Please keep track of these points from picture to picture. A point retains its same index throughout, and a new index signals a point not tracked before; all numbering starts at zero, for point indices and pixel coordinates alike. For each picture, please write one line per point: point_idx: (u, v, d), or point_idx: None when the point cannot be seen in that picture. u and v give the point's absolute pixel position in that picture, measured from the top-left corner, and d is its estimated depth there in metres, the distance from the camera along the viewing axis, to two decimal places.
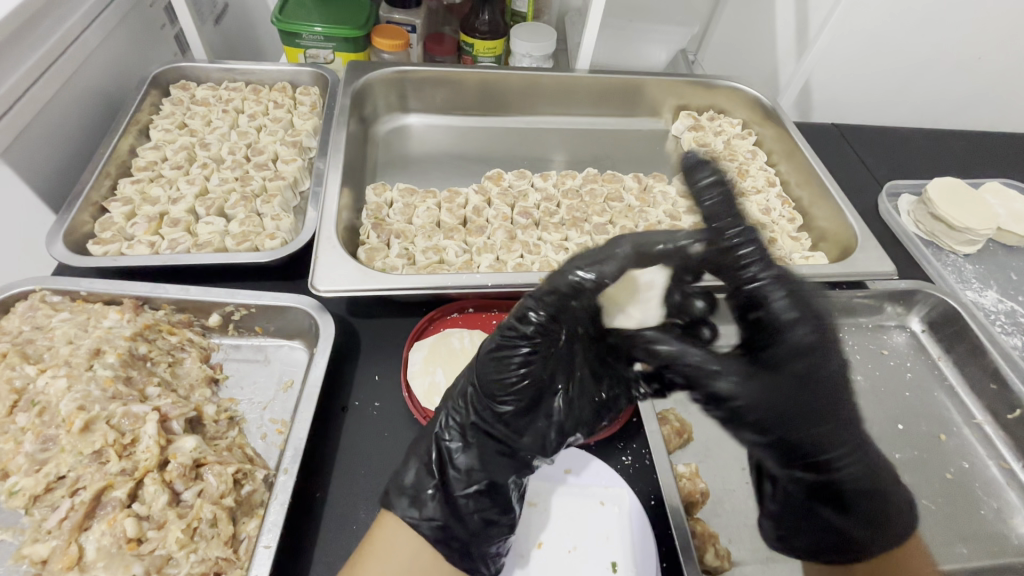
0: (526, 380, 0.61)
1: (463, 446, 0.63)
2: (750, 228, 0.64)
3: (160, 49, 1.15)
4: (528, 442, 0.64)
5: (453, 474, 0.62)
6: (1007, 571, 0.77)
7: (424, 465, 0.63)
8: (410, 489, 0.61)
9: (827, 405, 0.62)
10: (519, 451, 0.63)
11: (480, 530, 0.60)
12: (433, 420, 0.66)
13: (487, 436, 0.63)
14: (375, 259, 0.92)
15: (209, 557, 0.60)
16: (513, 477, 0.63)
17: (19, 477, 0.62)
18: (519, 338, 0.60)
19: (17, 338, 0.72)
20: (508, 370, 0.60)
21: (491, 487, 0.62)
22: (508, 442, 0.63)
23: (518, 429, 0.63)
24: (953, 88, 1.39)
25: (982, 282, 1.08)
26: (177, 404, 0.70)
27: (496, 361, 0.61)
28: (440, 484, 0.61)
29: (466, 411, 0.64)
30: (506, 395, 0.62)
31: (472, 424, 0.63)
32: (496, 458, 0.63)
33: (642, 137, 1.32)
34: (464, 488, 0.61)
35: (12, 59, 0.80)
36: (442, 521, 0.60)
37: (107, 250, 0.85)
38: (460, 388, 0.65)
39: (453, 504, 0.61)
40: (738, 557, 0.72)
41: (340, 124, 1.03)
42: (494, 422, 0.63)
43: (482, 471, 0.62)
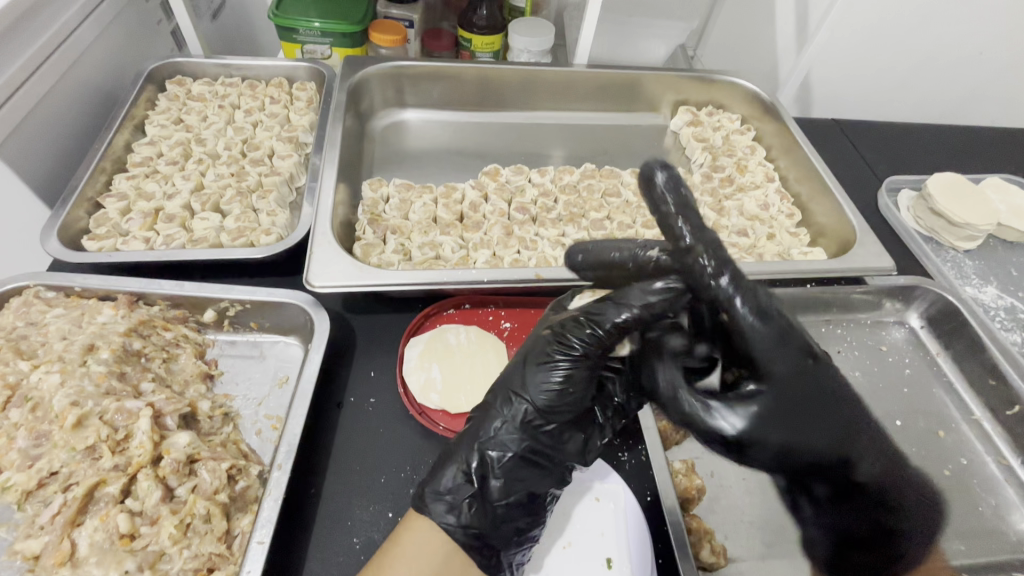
0: (572, 389, 0.62)
1: (507, 455, 0.60)
2: (706, 230, 0.62)
3: (156, 44, 1.14)
4: (568, 454, 0.63)
5: (495, 483, 0.60)
6: (1005, 567, 0.76)
7: (463, 471, 0.60)
8: (448, 495, 0.59)
9: (829, 408, 0.64)
10: (559, 462, 0.62)
11: (512, 539, 0.60)
12: (473, 427, 0.63)
13: (531, 445, 0.61)
14: (370, 255, 0.92)
15: (203, 553, 0.60)
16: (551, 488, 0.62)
17: (12, 472, 0.62)
18: (565, 350, 0.62)
19: (11, 334, 0.72)
20: (555, 379, 0.62)
21: (528, 498, 0.61)
22: (549, 454, 0.62)
23: (560, 440, 0.62)
24: (954, 83, 1.38)
25: (982, 278, 1.08)
26: (171, 400, 0.70)
27: (545, 368, 0.62)
28: (480, 493, 0.59)
29: (512, 420, 0.62)
30: (553, 405, 0.62)
31: (516, 432, 0.61)
32: (539, 468, 0.62)
33: (640, 132, 1.32)
34: (503, 498, 0.59)
35: (6, 54, 0.79)
36: (479, 529, 0.58)
37: (101, 245, 0.85)
38: (501, 394, 0.63)
39: (491, 513, 0.59)
40: (735, 554, 0.72)
41: (337, 120, 1.03)
42: (538, 433, 0.62)
43: (522, 482, 0.60)
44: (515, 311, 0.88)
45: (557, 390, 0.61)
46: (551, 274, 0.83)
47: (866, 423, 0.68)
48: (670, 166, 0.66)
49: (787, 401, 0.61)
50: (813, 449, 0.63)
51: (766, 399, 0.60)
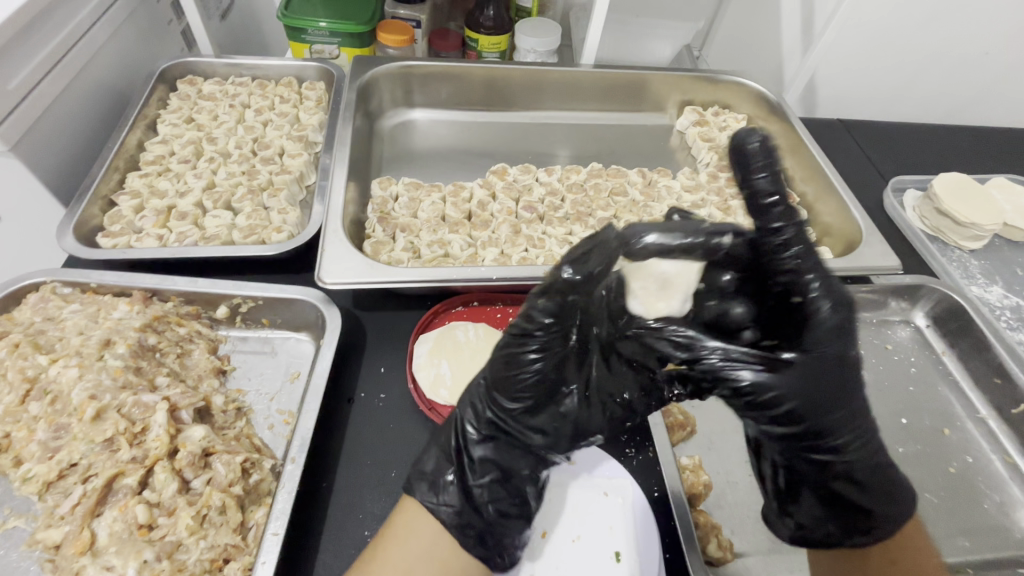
0: (540, 376, 0.60)
1: (477, 439, 0.63)
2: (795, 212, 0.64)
3: (166, 44, 1.15)
4: (544, 438, 0.64)
5: (469, 463, 0.62)
6: (1011, 564, 0.77)
7: (441, 453, 0.64)
8: (429, 475, 0.62)
9: (847, 393, 0.62)
10: (535, 445, 0.64)
11: (496, 520, 0.61)
12: (451, 413, 0.66)
13: (501, 428, 0.63)
14: (380, 253, 0.93)
15: (218, 544, 0.61)
16: (529, 466, 0.64)
17: (32, 464, 0.63)
18: (528, 335, 0.58)
19: (29, 329, 0.73)
20: (521, 366, 0.60)
21: (503, 478, 0.62)
22: (523, 437, 0.63)
23: (532, 426, 0.63)
24: (960, 84, 1.39)
25: (988, 278, 1.08)
26: (186, 394, 0.71)
27: (509, 354, 0.60)
28: (457, 474, 0.61)
29: (482, 404, 0.64)
30: (522, 392, 0.61)
31: (489, 417, 0.63)
32: (513, 447, 0.63)
33: (646, 132, 1.32)
34: (478, 479, 0.61)
35: (24, 54, 0.81)
36: (459, 508, 0.60)
37: (116, 243, 0.86)
38: (472, 381, 0.65)
39: (469, 494, 0.61)
40: (741, 549, 0.73)
41: (346, 119, 1.04)
42: (510, 417, 0.62)
43: (495, 463, 0.62)
44: None
45: (524, 376, 0.60)
46: None
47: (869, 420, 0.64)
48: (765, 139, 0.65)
49: (818, 374, 0.60)
50: (815, 420, 0.61)
51: (791, 368, 0.60)
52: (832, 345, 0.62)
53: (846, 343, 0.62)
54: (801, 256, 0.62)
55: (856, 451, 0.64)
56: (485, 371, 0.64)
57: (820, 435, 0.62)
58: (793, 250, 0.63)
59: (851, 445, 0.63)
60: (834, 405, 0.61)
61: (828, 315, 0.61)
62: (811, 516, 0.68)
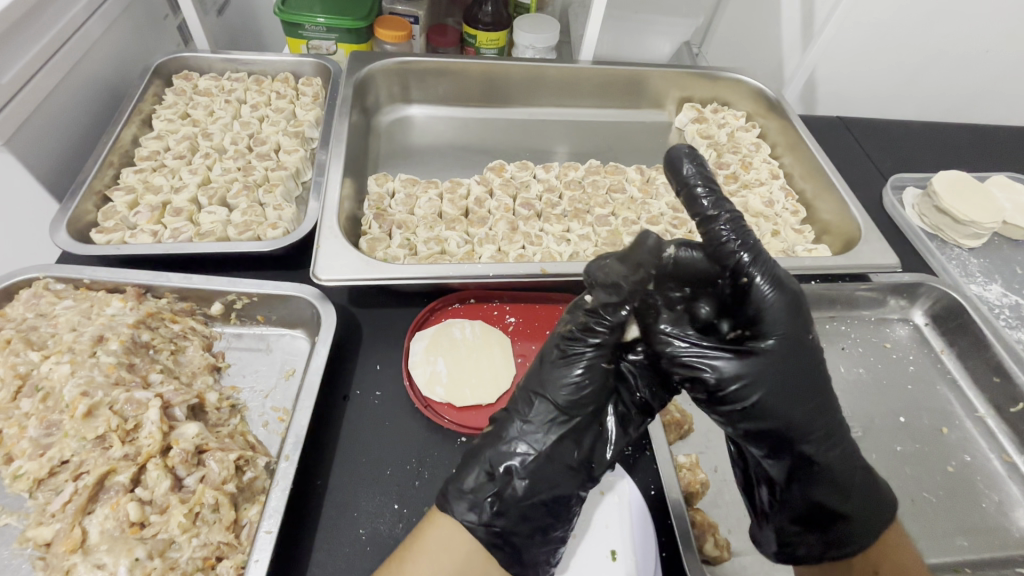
0: (594, 386, 0.59)
1: (530, 456, 0.59)
2: (723, 199, 0.63)
3: (162, 39, 1.15)
4: (596, 455, 0.61)
5: (518, 482, 0.58)
6: (1009, 564, 0.76)
7: (485, 471, 0.60)
8: (470, 494, 0.58)
9: (812, 386, 0.59)
10: (590, 464, 0.60)
11: (534, 537, 0.59)
12: (497, 430, 0.62)
13: (554, 446, 0.59)
14: (376, 249, 0.93)
15: (211, 542, 0.60)
16: (578, 490, 0.60)
17: (24, 461, 0.63)
18: (583, 343, 0.59)
19: (21, 325, 0.73)
20: (573, 373, 0.59)
21: (554, 499, 0.59)
22: (576, 455, 0.60)
23: (584, 442, 0.60)
24: (960, 82, 1.38)
25: (987, 276, 1.08)
26: (179, 391, 0.70)
27: (561, 363, 0.60)
28: (501, 492, 0.58)
29: (535, 419, 0.60)
30: (575, 403, 0.59)
31: (538, 432, 0.60)
32: (564, 469, 0.59)
33: (645, 129, 1.32)
34: (528, 497, 0.58)
35: (17, 48, 0.80)
36: (499, 526, 0.58)
37: (110, 239, 0.85)
38: (523, 393, 0.62)
39: (512, 510, 0.58)
40: (738, 548, 0.72)
41: (343, 115, 1.03)
42: (562, 435, 0.60)
43: (547, 482, 0.59)
44: (520, 306, 0.89)
45: (576, 385, 0.59)
46: (556, 269, 0.84)
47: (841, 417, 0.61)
48: (696, 156, 0.65)
49: (781, 361, 0.58)
50: (785, 414, 0.58)
51: (761, 359, 0.57)
52: (783, 331, 0.59)
53: (800, 330, 0.59)
54: (740, 240, 0.61)
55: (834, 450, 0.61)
56: (538, 383, 0.61)
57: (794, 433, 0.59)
58: (727, 235, 0.61)
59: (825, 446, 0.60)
60: (806, 395, 0.59)
61: (776, 304, 0.59)
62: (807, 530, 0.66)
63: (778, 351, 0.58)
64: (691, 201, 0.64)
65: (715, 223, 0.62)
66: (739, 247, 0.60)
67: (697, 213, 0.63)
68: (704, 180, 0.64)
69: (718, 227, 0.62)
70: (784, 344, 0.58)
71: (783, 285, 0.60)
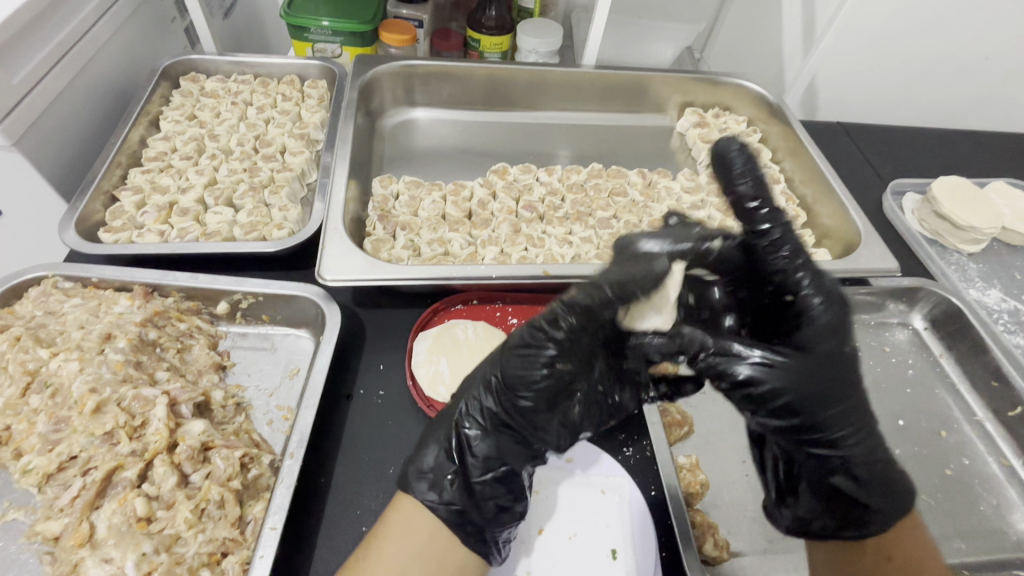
0: (550, 373, 0.59)
1: (481, 435, 0.61)
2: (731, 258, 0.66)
3: (170, 42, 1.16)
4: (545, 435, 0.62)
5: (472, 461, 0.61)
6: (1007, 567, 0.77)
7: (444, 450, 0.62)
8: (430, 473, 0.60)
9: (845, 387, 0.63)
10: (537, 442, 0.62)
11: (494, 516, 0.60)
12: (453, 408, 0.64)
13: (505, 427, 0.62)
14: (380, 250, 0.94)
15: (217, 537, 0.61)
16: (527, 466, 0.63)
17: (32, 456, 0.64)
18: (546, 333, 0.59)
19: (30, 323, 0.74)
20: (530, 363, 0.59)
21: (506, 476, 0.61)
22: (526, 435, 0.62)
23: (537, 422, 0.61)
24: (961, 87, 1.39)
25: (986, 281, 1.09)
26: (186, 389, 0.71)
27: (521, 353, 0.59)
28: (459, 471, 0.60)
29: (487, 401, 0.62)
30: (528, 388, 0.59)
31: (492, 414, 0.61)
32: (515, 448, 0.62)
33: (647, 133, 1.33)
34: (481, 475, 0.60)
35: (27, 50, 0.81)
36: (460, 506, 0.59)
37: (117, 238, 0.86)
38: (478, 376, 0.64)
39: (471, 491, 0.60)
40: (736, 548, 0.73)
41: (348, 118, 1.04)
42: (517, 417, 0.61)
43: (499, 459, 0.61)
44: (522, 308, 0.89)
45: (533, 376, 0.59)
46: (558, 271, 0.85)
47: (866, 410, 0.65)
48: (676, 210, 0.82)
49: (814, 364, 0.63)
50: (813, 413, 0.62)
51: (789, 362, 0.62)
52: (823, 341, 0.66)
53: (839, 337, 0.66)
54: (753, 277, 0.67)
55: (857, 444, 0.64)
56: (492, 366, 0.63)
57: (821, 428, 0.63)
58: (725, 266, 0.70)
59: (851, 437, 0.64)
60: (832, 398, 0.62)
61: (821, 310, 0.66)
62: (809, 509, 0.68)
63: (818, 354, 0.64)
64: (689, 239, 0.72)
65: (709, 257, 0.70)
66: (790, 265, 0.68)
67: (696, 249, 0.70)
68: (683, 223, 0.75)
69: (712, 256, 0.70)
70: (825, 349, 0.65)
71: (834, 301, 0.67)
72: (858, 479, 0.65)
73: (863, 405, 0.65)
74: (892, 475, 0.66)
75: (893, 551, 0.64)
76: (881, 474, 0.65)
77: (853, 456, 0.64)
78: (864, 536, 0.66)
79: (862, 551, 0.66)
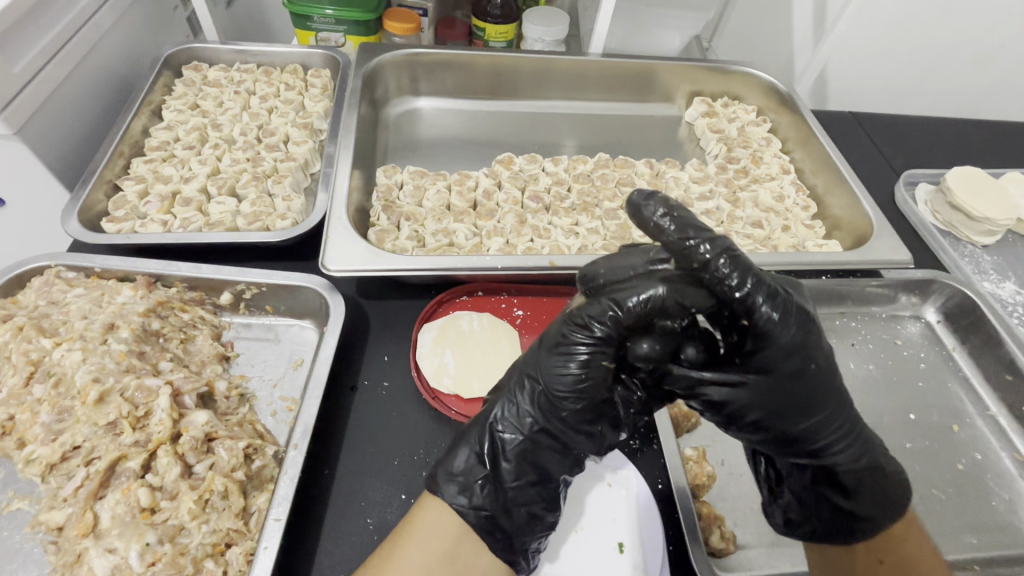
0: (591, 377, 0.55)
1: (518, 440, 0.58)
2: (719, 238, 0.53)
3: (172, 30, 1.15)
4: (586, 441, 0.59)
5: (506, 466, 0.58)
6: (1020, 562, 0.76)
7: (475, 453, 0.59)
8: (460, 476, 0.58)
9: (825, 398, 0.58)
10: (576, 448, 0.59)
11: (525, 523, 0.58)
12: (485, 409, 0.61)
13: (541, 433, 0.58)
14: (384, 240, 0.92)
15: (221, 528, 0.61)
16: (564, 473, 0.60)
17: (35, 446, 0.63)
18: (586, 331, 0.55)
19: (33, 312, 0.73)
20: (571, 364, 0.55)
21: (542, 481, 0.59)
22: (564, 440, 0.59)
23: (579, 426, 0.58)
24: (978, 74, 1.35)
25: (1000, 273, 1.07)
26: (189, 378, 0.71)
27: (559, 351, 0.56)
28: (489, 476, 0.58)
29: (526, 404, 0.58)
30: (568, 391, 0.56)
31: (530, 419, 0.58)
32: (552, 454, 0.59)
33: (654, 123, 1.31)
34: (514, 481, 0.58)
35: (27, 38, 0.80)
36: (490, 511, 0.57)
37: (120, 228, 0.86)
38: (516, 377, 0.60)
39: (501, 496, 0.58)
40: (744, 541, 0.72)
41: (352, 106, 1.03)
42: (557, 422, 0.58)
43: (534, 465, 0.58)
44: (527, 299, 0.88)
45: (571, 376, 0.56)
46: (565, 262, 0.84)
47: (852, 416, 0.60)
48: (660, 193, 0.54)
49: (782, 385, 0.56)
50: (787, 428, 0.58)
51: (758, 381, 0.56)
52: (786, 362, 0.55)
53: (803, 356, 0.56)
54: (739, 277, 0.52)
55: (841, 453, 0.61)
56: (532, 366, 0.59)
57: (800, 441, 0.60)
58: (733, 283, 0.52)
59: (837, 445, 0.60)
60: (810, 412, 0.57)
61: (778, 328, 0.53)
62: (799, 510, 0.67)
63: (779, 375, 0.55)
64: (681, 253, 0.53)
65: (717, 272, 0.52)
66: (742, 292, 0.53)
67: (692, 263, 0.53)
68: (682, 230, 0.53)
69: (719, 268, 0.52)
70: (789, 369, 0.55)
71: (790, 310, 0.54)
72: (848, 489, 0.62)
73: (843, 413, 0.59)
74: (880, 480, 0.62)
75: (884, 555, 0.63)
76: (868, 480, 0.62)
77: (834, 464, 0.61)
78: (856, 540, 0.64)
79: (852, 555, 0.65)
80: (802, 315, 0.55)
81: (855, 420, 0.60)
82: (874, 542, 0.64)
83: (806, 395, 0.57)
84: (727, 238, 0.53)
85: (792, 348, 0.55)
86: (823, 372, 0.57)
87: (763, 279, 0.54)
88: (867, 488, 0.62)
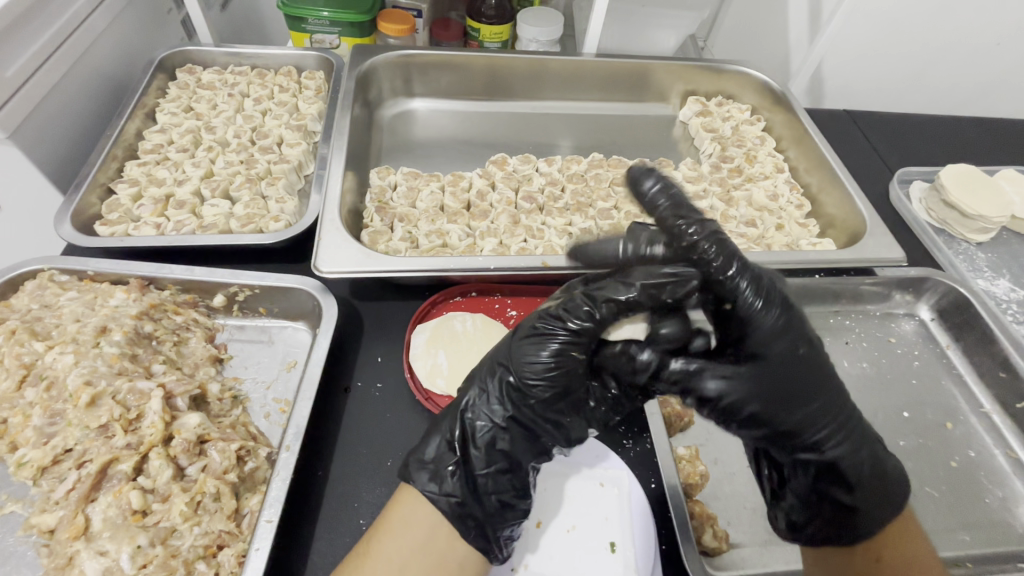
0: (561, 366, 0.57)
1: (489, 427, 0.59)
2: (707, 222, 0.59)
3: (166, 33, 1.15)
4: (554, 431, 0.60)
5: (475, 453, 0.59)
6: (1012, 560, 0.76)
7: (445, 440, 0.60)
8: (430, 464, 0.59)
9: (816, 388, 0.60)
10: (545, 438, 0.60)
11: (496, 512, 0.58)
12: (457, 398, 0.62)
13: (512, 421, 0.59)
14: (378, 242, 0.93)
15: (212, 530, 0.61)
16: (533, 462, 0.60)
17: (28, 449, 0.64)
18: (561, 324, 0.57)
19: (26, 316, 0.74)
20: (544, 353, 0.57)
21: (512, 468, 0.59)
22: (533, 429, 0.59)
23: (547, 415, 0.59)
24: (972, 72, 1.35)
25: (994, 271, 1.07)
26: (182, 381, 0.71)
27: (534, 341, 0.58)
28: (461, 462, 0.58)
29: (496, 392, 0.60)
30: (538, 378, 0.57)
31: (500, 408, 0.59)
32: (522, 443, 0.60)
33: (649, 122, 1.31)
34: (484, 467, 0.58)
35: (19, 42, 0.80)
36: (460, 498, 0.57)
37: (114, 231, 0.86)
38: (488, 365, 0.61)
39: (474, 484, 0.58)
40: (736, 539, 0.72)
41: (345, 107, 1.03)
42: (527, 410, 0.59)
43: (504, 452, 0.59)
44: (521, 300, 0.88)
45: (542, 365, 0.57)
46: (557, 262, 0.84)
47: (845, 410, 0.62)
48: (654, 170, 0.63)
49: (775, 371, 0.58)
50: (781, 421, 0.59)
51: (752, 369, 0.58)
52: (776, 347, 0.58)
53: (792, 339, 0.59)
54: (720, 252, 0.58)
55: (838, 446, 0.62)
56: (503, 356, 0.60)
57: (797, 434, 0.61)
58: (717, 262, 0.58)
59: (831, 439, 0.61)
60: (803, 402, 0.59)
61: (767, 315, 0.58)
62: (801, 512, 0.66)
63: (773, 361, 0.58)
64: (671, 234, 0.60)
65: (702, 251, 0.58)
66: (725, 271, 0.58)
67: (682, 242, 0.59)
68: (672, 208, 0.61)
69: (706, 251, 0.58)
70: (779, 352, 0.58)
71: (773, 297, 0.58)
72: (849, 482, 0.62)
73: (838, 408, 0.61)
74: (877, 475, 0.63)
75: (883, 552, 0.62)
76: (868, 475, 0.63)
77: (833, 458, 0.62)
78: (858, 539, 0.62)
79: (851, 552, 0.63)
80: (786, 302, 0.59)
81: (849, 414, 0.62)
82: (874, 541, 0.63)
83: (799, 383, 0.59)
84: (710, 222, 0.60)
85: (784, 328, 0.58)
86: (813, 360, 0.60)
87: (749, 266, 0.58)
88: (866, 484, 0.63)
